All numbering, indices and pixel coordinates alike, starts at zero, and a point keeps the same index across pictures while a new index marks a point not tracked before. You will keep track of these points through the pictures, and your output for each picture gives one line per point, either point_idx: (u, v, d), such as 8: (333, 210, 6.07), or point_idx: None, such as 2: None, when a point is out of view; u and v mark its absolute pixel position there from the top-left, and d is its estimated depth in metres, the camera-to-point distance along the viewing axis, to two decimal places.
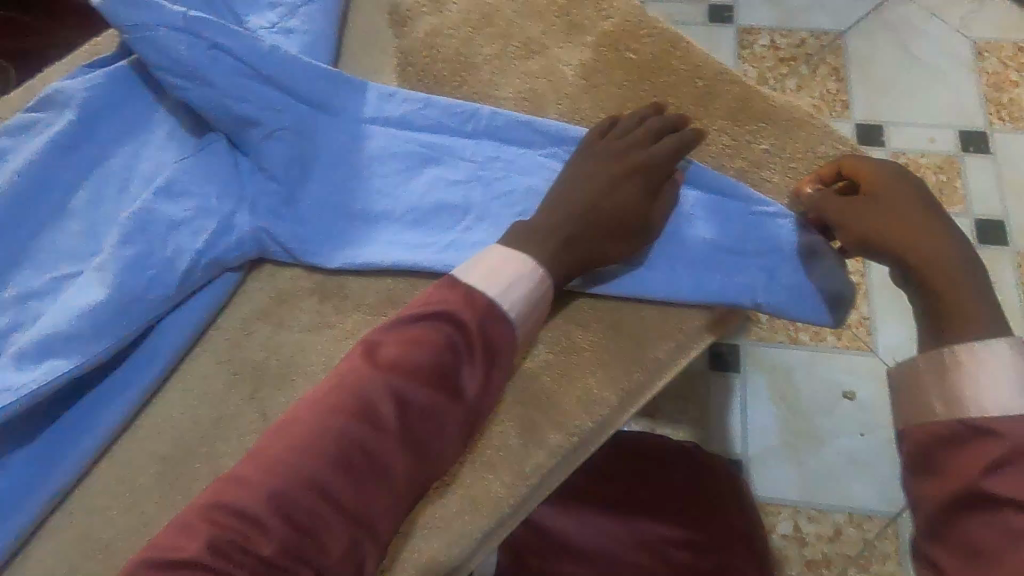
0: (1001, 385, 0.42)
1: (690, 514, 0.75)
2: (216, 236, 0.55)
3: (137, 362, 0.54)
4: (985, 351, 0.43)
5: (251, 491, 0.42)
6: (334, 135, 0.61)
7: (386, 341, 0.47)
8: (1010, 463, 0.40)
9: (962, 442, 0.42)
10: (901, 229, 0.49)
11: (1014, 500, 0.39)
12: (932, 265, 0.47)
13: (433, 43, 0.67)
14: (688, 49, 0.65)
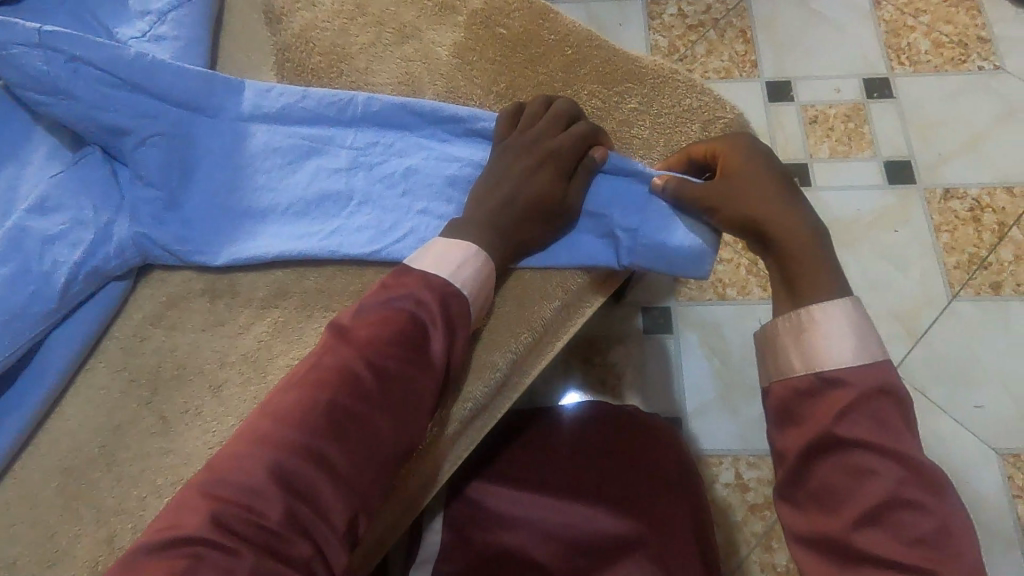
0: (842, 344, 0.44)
1: (619, 464, 0.73)
2: (95, 246, 0.56)
3: (28, 379, 0.54)
4: (830, 316, 0.45)
5: (246, 471, 0.41)
6: (212, 135, 0.60)
7: (356, 322, 0.47)
8: (856, 411, 0.42)
9: (820, 393, 0.44)
10: (760, 198, 0.51)
11: (862, 443, 0.41)
12: (788, 230, 0.50)
13: (309, 37, 0.68)
14: (556, 19, 0.66)
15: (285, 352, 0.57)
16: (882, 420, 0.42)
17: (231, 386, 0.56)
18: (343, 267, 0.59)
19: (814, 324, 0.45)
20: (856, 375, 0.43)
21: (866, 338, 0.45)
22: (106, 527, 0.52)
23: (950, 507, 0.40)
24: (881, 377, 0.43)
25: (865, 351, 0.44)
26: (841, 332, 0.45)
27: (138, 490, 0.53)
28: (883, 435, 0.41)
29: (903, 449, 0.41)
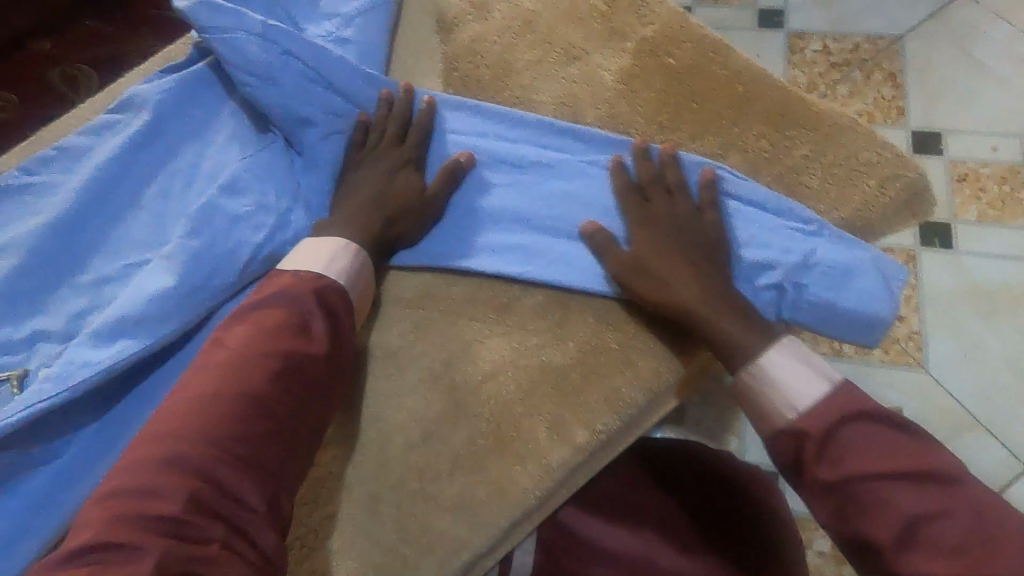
0: (784, 404, 0.50)
1: (722, 525, 0.69)
2: (275, 231, 0.60)
3: (197, 343, 0.59)
4: (752, 379, 0.52)
5: (148, 466, 0.40)
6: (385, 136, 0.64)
7: (233, 326, 0.49)
8: (899, 481, 0.44)
9: (860, 480, 0.45)
10: (665, 274, 0.54)
11: (926, 514, 0.43)
12: (687, 301, 0.53)
13: (477, 49, 0.70)
14: (729, 55, 0.65)
15: (424, 354, 0.57)
16: (862, 443, 0.46)
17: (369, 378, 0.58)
18: (490, 281, 0.59)
19: (754, 375, 0.51)
20: (813, 407, 0.48)
21: (811, 367, 0.50)
22: None
23: (969, 494, 0.43)
24: (835, 400, 0.48)
25: (814, 378, 0.50)
26: (783, 377, 0.50)
27: None
28: (935, 494, 0.43)
29: (960, 503, 0.43)
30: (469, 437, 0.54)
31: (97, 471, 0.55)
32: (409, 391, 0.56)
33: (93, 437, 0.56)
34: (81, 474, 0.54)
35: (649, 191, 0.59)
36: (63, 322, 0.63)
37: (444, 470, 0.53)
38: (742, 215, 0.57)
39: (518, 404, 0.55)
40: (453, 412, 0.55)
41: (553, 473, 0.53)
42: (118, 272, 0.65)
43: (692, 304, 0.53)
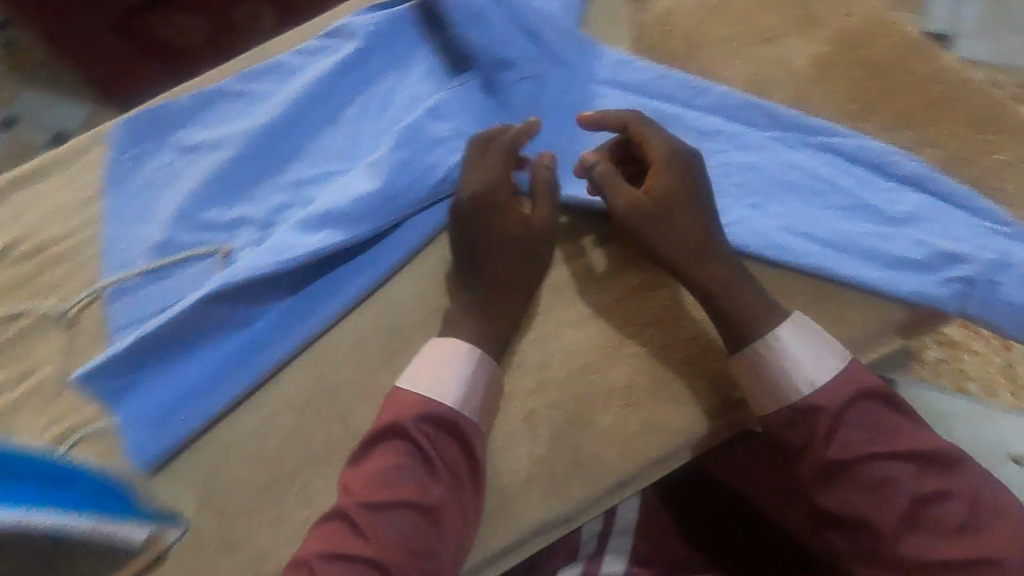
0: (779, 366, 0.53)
1: None
2: (468, 157, 0.64)
3: (383, 247, 0.64)
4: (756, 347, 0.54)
5: (336, 534, 0.49)
6: (574, 87, 0.69)
7: (353, 482, 0.51)
8: (892, 462, 0.48)
9: (866, 465, 0.48)
10: (698, 227, 0.57)
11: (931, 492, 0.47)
12: (682, 257, 0.57)
13: (669, 21, 0.72)
14: (931, 55, 0.65)
15: (590, 292, 0.61)
16: (866, 423, 0.50)
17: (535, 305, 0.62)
18: None
19: (760, 347, 0.54)
20: (828, 387, 0.51)
21: (808, 345, 0.53)
22: None
23: (969, 477, 0.47)
24: (849, 380, 0.51)
25: (828, 360, 0.52)
26: (797, 354, 0.53)
27: None
28: (921, 471, 0.48)
29: (949, 486, 0.47)
30: (628, 373, 0.58)
31: (279, 346, 0.62)
32: (573, 323, 0.60)
33: (287, 311, 0.62)
34: (264, 347, 0.61)
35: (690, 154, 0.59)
36: (264, 212, 0.71)
37: (599, 399, 0.57)
38: (933, 206, 0.57)
39: (677, 353, 0.58)
40: (613, 349, 0.59)
41: (702, 418, 0.57)
42: (315, 177, 0.73)
43: (720, 277, 0.56)
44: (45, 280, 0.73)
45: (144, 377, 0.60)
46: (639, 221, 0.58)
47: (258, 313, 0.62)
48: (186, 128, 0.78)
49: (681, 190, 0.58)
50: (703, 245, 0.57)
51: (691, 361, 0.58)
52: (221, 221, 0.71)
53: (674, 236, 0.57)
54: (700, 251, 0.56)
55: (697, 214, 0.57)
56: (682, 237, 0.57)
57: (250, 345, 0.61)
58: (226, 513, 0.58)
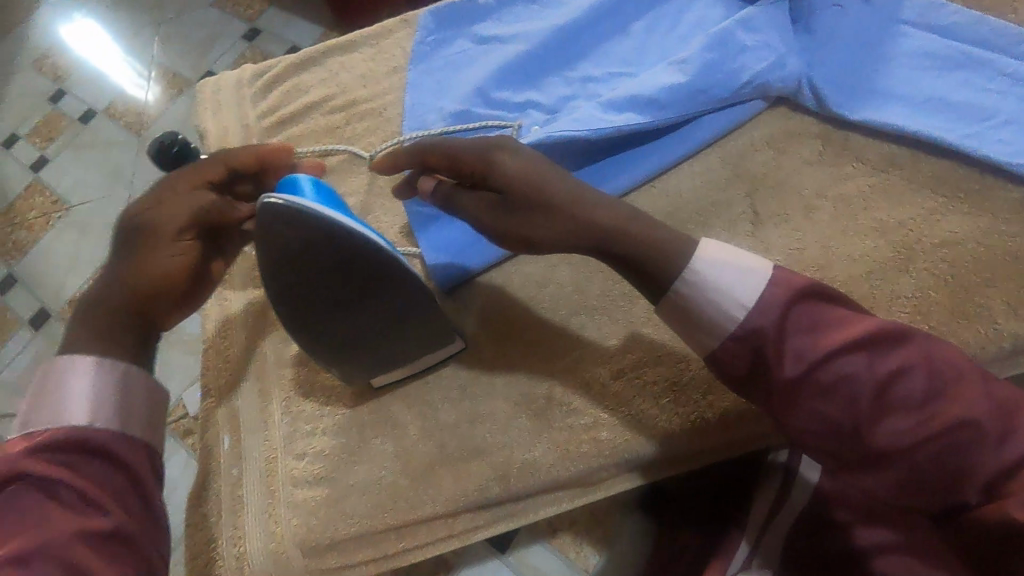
0: (707, 312, 0.48)
1: None
2: (774, 67, 0.67)
3: (674, 138, 0.69)
4: (693, 297, 0.48)
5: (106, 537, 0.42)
6: (879, 21, 0.70)
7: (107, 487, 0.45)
8: (846, 351, 0.45)
9: (825, 370, 0.45)
10: (595, 214, 0.50)
11: (844, 368, 0.45)
12: (602, 232, 0.49)
13: None
14: None
15: (881, 207, 0.62)
16: (811, 325, 0.46)
17: (822, 212, 0.64)
18: (964, 166, 0.62)
19: (681, 290, 0.48)
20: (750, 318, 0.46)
21: (743, 280, 0.47)
22: None
23: (920, 342, 0.46)
24: (777, 288, 0.46)
25: (743, 284, 0.47)
26: (722, 280, 0.47)
27: None
28: (869, 353, 0.45)
29: (914, 359, 0.44)
30: (918, 284, 0.58)
31: None
32: (861, 232, 0.62)
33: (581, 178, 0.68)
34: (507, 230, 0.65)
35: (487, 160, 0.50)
36: (552, 99, 0.79)
37: (886, 303, 0.58)
38: None
39: (977, 273, 0.57)
40: (904, 261, 0.59)
41: (1002, 343, 0.55)
42: (601, 77, 0.79)
43: (592, 243, 0.50)
44: (353, 131, 0.85)
45: (449, 214, 0.66)
46: (515, 226, 0.51)
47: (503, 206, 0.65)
48: (483, 24, 0.87)
49: (529, 187, 0.49)
50: (578, 205, 0.50)
51: (998, 287, 0.56)
52: (512, 102, 0.80)
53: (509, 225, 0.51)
54: (603, 237, 0.49)
55: (536, 177, 0.50)
56: (559, 213, 0.49)
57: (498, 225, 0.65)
58: (501, 338, 0.65)
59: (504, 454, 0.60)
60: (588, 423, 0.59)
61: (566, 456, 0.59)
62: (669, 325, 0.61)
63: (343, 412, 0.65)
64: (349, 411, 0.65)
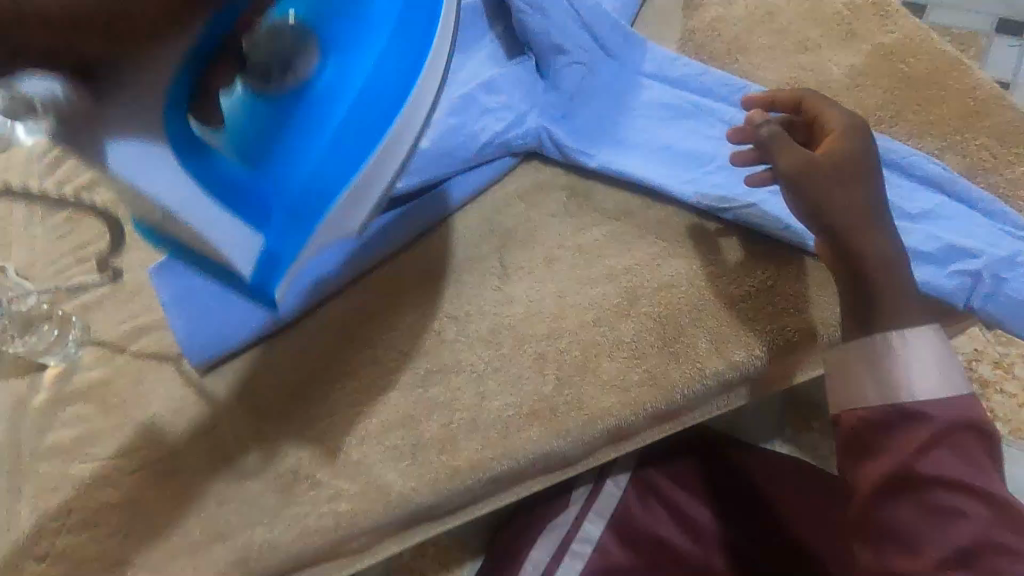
0: (917, 371, 0.52)
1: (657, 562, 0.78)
2: (515, 126, 0.71)
3: (424, 202, 0.68)
4: (901, 347, 0.53)
5: None
6: (618, 75, 0.74)
7: None
8: (933, 453, 0.51)
9: (948, 487, 0.50)
10: (880, 228, 0.55)
11: (938, 479, 0.50)
12: (851, 237, 0.55)
13: (717, 27, 0.78)
14: (967, 72, 0.67)
15: (612, 256, 0.66)
16: (959, 452, 0.51)
17: (561, 263, 0.66)
18: (683, 212, 0.66)
19: (889, 340, 0.53)
20: (949, 402, 0.52)
21: (951, 365, 0.54)
22: (435, 324, 0.65)
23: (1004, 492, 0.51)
24: (957, 402, 0.52)
25: (953, 382, 0.53)
26: (908, 357, 0.53)
27: (468, 307, 0.65)
28: (948, 455, 0.51)
29: (979, 489, 0.50)
30: (636, 330, 0.61)
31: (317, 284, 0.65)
32: (592, 281, 0.65)
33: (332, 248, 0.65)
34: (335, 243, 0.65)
35: (837, 170, 0.55)
36: None
37: (608, 351, 0.61)
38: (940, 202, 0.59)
39: (685, 315, 0.61)
40: (626, 307, 0.62)
41: (705, 379, 0.59)
42: None
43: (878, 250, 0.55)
44: None
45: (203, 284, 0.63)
46: (800, 177, 0.55)
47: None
48: None
49: (847, 187, 0.55)
50: (863, 201, 0.55)
51: (702, 327, 0.60)
52: None
53: (806, 189, 0.55)
54: (838, 221, 0.55)
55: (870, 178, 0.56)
56: (857, 205, 0.55)
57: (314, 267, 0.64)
58: (252, 412, 0.63)
59: (249, 534, 0.59)
60: (330, 494, 0.59)
61: (308, 530, 0.59)
62: (414, 387, 0.62)
63: (89, 505, 0.61)
64: (93, 505, 0.61)
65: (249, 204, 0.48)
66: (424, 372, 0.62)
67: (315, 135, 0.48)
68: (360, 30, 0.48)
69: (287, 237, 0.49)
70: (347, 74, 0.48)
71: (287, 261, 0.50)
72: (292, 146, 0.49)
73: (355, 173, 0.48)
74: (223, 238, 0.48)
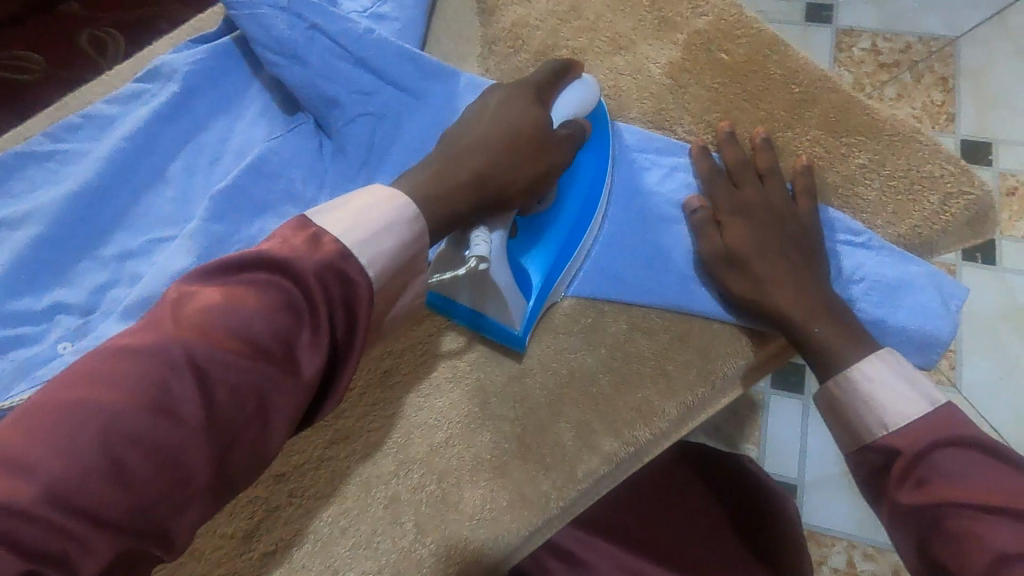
0: (887, 404, 0.45)
1: None
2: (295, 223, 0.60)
3: None
4: (860, 386, 0.47)
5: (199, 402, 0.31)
6: (416, 120, 0.63)
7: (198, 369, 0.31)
8: (925, 478, 0.41)
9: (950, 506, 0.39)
10: None
11: (936, 501, 0.40)
12: None
13: (519, 33, 0.67)
14: (787, 53, 0.61)
15: (451, 352, 0.55)
16: (957, 466, 0.40)
17: (396, 374, 0.54)
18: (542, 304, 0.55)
19: (842, 383, 0.47)
20: (907, 428, 0.44)
21: (912, 386, 0.45)
22: (258, 486, 0.51)
23: None
24: (941, 424, 0.43)
25: (922, 402, 0.44)
26: (873, 398, 0.46)
27: (292, 458, 0.52)
28: (953, 477, 0.40)
29: (996, 500, 0.38)
30: (493, 441, 0.52)
31: None
32: (434, 389, 0.54)
33: None
34: None
35: None
36: (85, 295, 0.62)
37: (467, 475, 0.52)
38: None
39: (546, 409, 0.53)
40: (479, 414, 0.53)
41: (579, 482, 0.52)
42: (138, 249, 0.64)
43: None
44: None
45: None
46: None
47: None
48: None
49: None
50: None
51: (564, 421, 0.52)
52: (38, 310, 0.62)
53: None
54: None
55: None
56: None
57: None
58: None
59: None
60: None
61: None
62: None
63: None
64: None
65: (517, 265, 0.52)
66: (258, 555, 0.50)
67: (574, 198, 0.54)
68: (584, 168, 0.55)
69: (563, 243, 0.53)
70: (573, 187, 0.54)
71: (552, 283, 0.53)
72: (557, 219, 0.53)
73: (591, 223, 0.55)
74: (502, 274, 0.49)
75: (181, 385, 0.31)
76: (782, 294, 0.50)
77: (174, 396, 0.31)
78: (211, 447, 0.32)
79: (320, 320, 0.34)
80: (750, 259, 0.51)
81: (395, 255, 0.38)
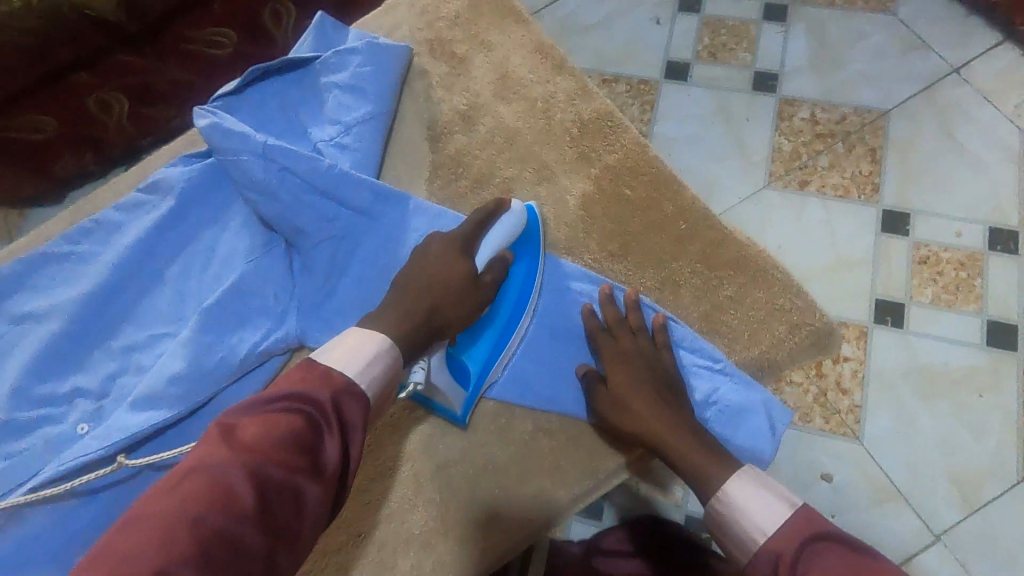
0: (756, 514, 0.53)
1: None
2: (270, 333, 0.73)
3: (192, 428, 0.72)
4: (731, 501, 0.55)
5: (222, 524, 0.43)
6: (372, 239, 0.75)
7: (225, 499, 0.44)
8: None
9: None
10: None
11: None
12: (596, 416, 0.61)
13: (461, 160, 0.79)
14: (679, 191, 0.74)
15: (394, 446, 0.67)
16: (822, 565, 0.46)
17: None
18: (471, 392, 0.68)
19: (719, 502, 0.56)
20: (777, 533, 0.51)
21: (773, 494, 0.54)
22: None
23: None
24: (800, 525, 0.50)
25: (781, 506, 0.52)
26: (745, 509, 0.54)
27: None
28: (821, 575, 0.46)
29: None
30: (423, 519, 0.66)
31: None
32: (377, 477, 0.67)
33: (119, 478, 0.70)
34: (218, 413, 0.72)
35: None
36: (98, 382, 0.76)
37: (401, 546, 0.65)
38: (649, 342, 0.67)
39: (464, 495, 0.66)
40: (413, 496, 0.66)
41: (489, 554, 0.65)
42: (142, 342, 0.77)
43: None
44: None
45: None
46: None
47: (101, 489, 0.69)
48: (16, 297, 0.80)
49: None
50: None
51: (479, 504, 0.66)
52: (60, 394, 0.75)
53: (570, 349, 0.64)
54: None
55: None
56: None
57: (94, 521, 0.69)
58: None
59: None
60: None
61: None
62: None
63: None
64: None
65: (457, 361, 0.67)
66: None
67: (511, 299, 0.68)
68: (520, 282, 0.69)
69: (496, 340, 0.67)
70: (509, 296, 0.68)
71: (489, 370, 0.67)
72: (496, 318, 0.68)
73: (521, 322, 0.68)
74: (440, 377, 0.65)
75: (243, 490, 0.45)
76: (651, 412, 0.63)
77: (209, 518, 0.43)
78: (263, 531, 0.45)
79: (333, 426, 0.49)
80: (629, 380, 0.64)
81: (381, 375, 0.55)
